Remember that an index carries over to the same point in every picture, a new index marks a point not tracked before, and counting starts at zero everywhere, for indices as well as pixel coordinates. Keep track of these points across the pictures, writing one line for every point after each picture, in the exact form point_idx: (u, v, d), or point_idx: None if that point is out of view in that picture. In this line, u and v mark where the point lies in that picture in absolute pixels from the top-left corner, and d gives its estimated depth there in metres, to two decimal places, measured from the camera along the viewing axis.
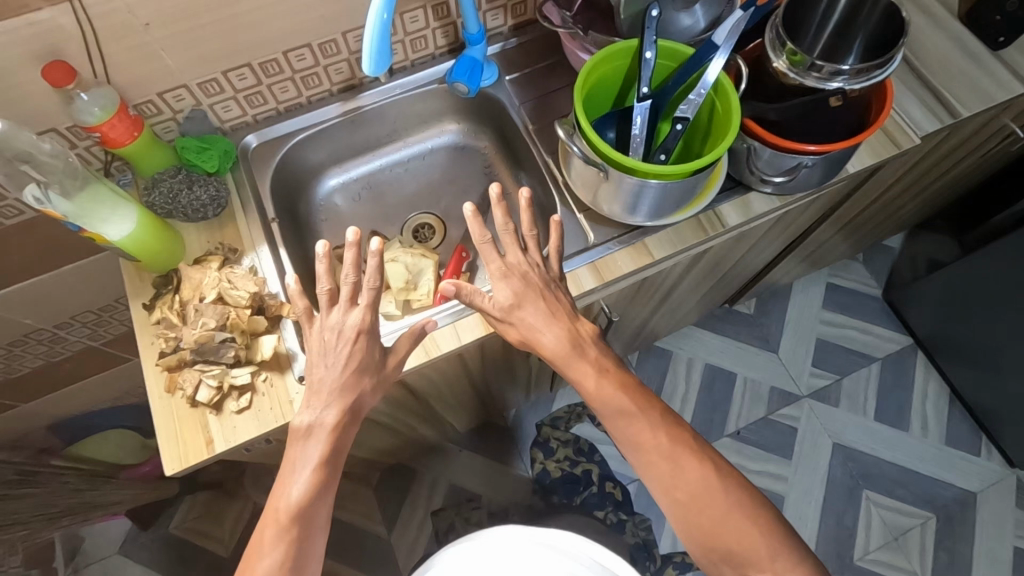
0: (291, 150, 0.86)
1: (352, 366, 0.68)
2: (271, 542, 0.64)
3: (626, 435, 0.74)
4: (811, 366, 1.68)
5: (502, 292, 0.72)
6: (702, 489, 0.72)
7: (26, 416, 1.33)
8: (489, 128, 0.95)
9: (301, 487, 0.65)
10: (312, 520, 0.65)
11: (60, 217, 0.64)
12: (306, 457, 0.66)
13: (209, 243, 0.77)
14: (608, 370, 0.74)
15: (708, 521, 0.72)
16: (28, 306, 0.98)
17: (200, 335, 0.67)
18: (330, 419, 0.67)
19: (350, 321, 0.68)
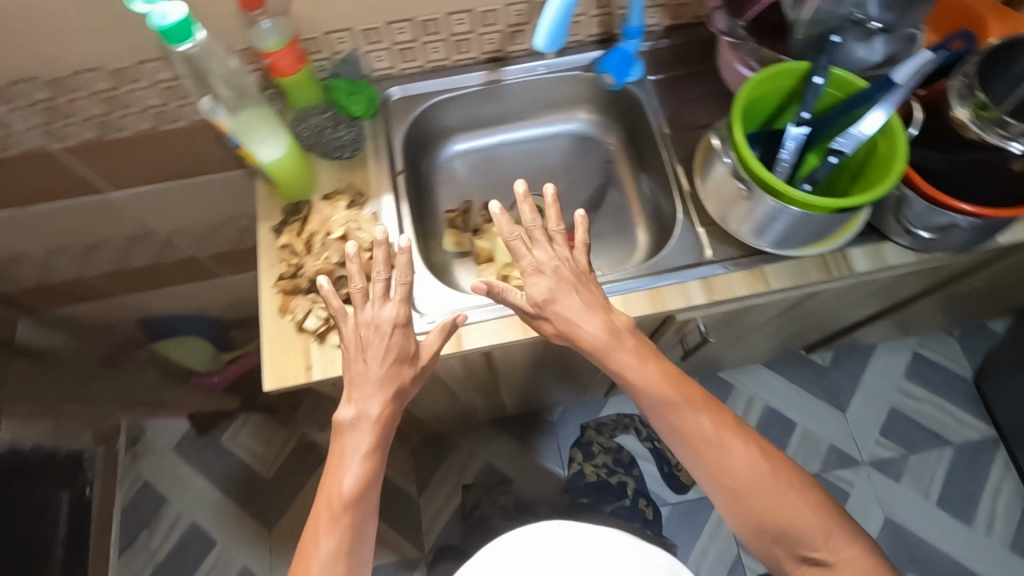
0: (427, 109, 0.88)
1: (390, 358, 0.68)
2: (326, 529, 0.65)
3: (678, 432, 0.72)
4: (878, 434, 1.60)
5: (541, 289, 0.71)
6: (759, 481, 0.71)
7: (124, 307, 1.43)
8: (619, 125, 0.94)
9: (353, 476, 0.65)
10: (366, 504, 0.66)
11: (225, 130, 0.68)
12: (356, 448, 0.66)
13: (339, 181, 0.80)
14: (658, 366, 0.72)
15: (767, 510, 0.71)
16: (156, 207, 1.05)
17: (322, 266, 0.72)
18: (374, 411, 0.67)
19: (385, 315, 0.68)
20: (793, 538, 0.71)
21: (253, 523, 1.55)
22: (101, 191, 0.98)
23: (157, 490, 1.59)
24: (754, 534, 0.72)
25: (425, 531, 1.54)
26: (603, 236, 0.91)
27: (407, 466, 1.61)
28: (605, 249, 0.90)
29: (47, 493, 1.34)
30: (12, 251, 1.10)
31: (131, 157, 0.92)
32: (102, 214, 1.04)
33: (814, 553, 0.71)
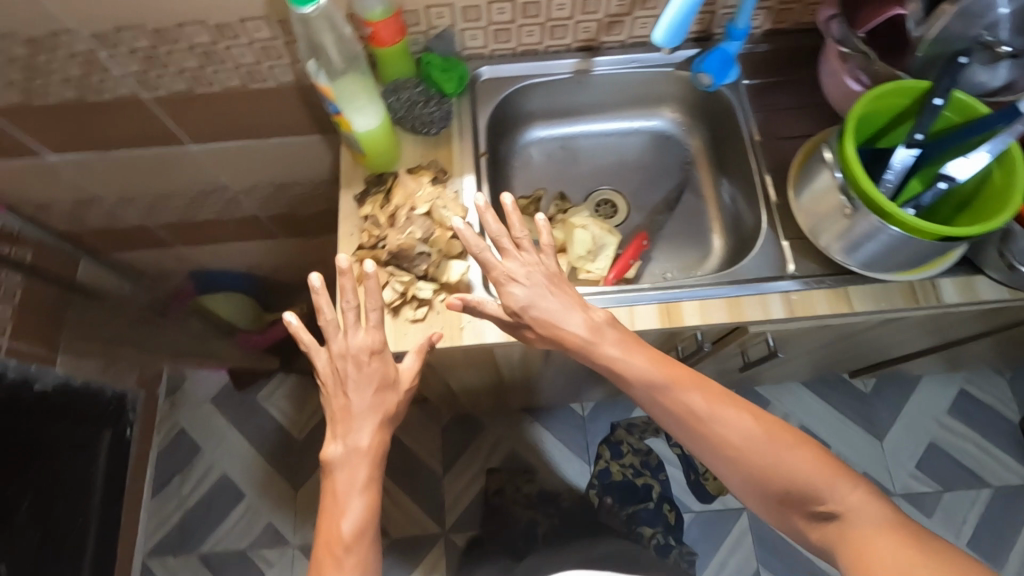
0: (512, 92, 0.87)
1: (374, 384, 0.70)
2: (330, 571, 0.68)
3: (669, 413, 0.71)
4: (913, 467, 1.56)
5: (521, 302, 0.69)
6: (754, 448, 0.70)
7: (179, 259, 1.46)
8: (705, 125, 0.92)
9: (352, 517, 0.69)
10: (367, 539, 0.69)
11: (326, 94, 0.68)
12: (350, 488, 0.69)
13: (423, 157, 0.80)
14: (649, 356, 0.71)
15: (766, 470, 0.69)
16: (229, 164, 1.07)
17: (405, 242, 0.70)
18: (364, 442, 0.70)
19: (360, 342, 0.69)
20: (802, 499, 0.68)
21: (281, 481, 1.59)
22: (181, 144, 1.00)
23: (192, 438, 1.64)
24: (762, 496, 0.71)
25: (447, 508, 1.56)
26: (677, 238, 0.90)
27: (435, 444, 1.62)
28: (677, 252, 0.89)
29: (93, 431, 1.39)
30: (86, 194, 1.13)
31: (215, 113, 0.94)
32: (177, 165, 1.06)
33: (828, 514, 0.68)
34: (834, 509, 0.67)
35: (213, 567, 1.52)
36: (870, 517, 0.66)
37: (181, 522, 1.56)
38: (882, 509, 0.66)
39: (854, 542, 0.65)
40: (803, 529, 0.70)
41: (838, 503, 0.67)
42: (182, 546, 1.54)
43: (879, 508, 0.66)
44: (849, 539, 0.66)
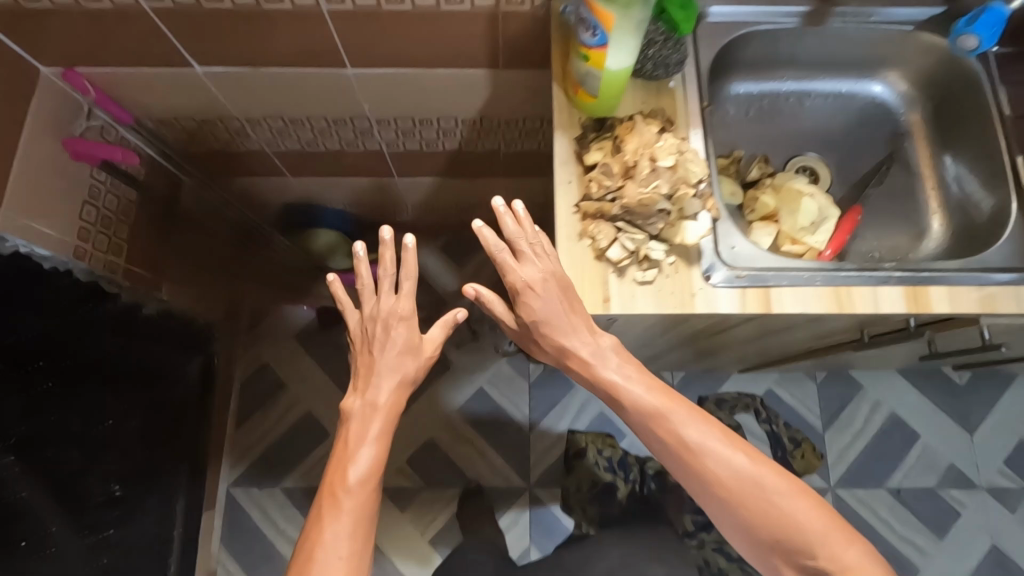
0: (743, 38, 0.83)
1: (400, 347, 0.86)
2: (331, 509, 0.79)
3: (660, 443, 0.70)
4: (1002, 463, 1.55)
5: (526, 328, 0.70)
6: (753, 481, 0.67)
7: (282, 188, 1.39)
8: (929, 99, 0.92)
9: (361, 463, 0.80)
10: (370, 487, 0.81)
11: (600, 22, 0.59)
12: (363, 437, 0.82)
13: (646, 105, 0.73)
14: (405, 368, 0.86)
15: (754, 492, 0.67)
16: (380, 92, 0.99)
17: (647, 196, 0.64)
18: (382, 399, 0.85)
19: (390, 306, 0.86)
20: (794, 539, 0.65)
21: None
22: (340, 66, 0.93)
23: (276, 374, 1.62)
24: (745, 530, 0.68)
25: (533, 463, 1.55)
26: (882, 214, 0.90)
27: (523, 399, 1.60)
28: (888, 232, 0.89)
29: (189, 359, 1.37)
30: (217, 111, 1.06)
31: (389, 35, 0.86)
32: (325, 88, 0.98)
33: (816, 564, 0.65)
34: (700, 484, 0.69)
35: (298, 502, 1.53)
36: (743, 487, 0.67)
37: (265, 455, 1.56)
38: (755, 475, 0.68)
39: (718, 488, 0.68)
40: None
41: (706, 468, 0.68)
42: (267, 478, 1.55)
43: (755, 474, 0.68)
44: (779, 544, 0.66)
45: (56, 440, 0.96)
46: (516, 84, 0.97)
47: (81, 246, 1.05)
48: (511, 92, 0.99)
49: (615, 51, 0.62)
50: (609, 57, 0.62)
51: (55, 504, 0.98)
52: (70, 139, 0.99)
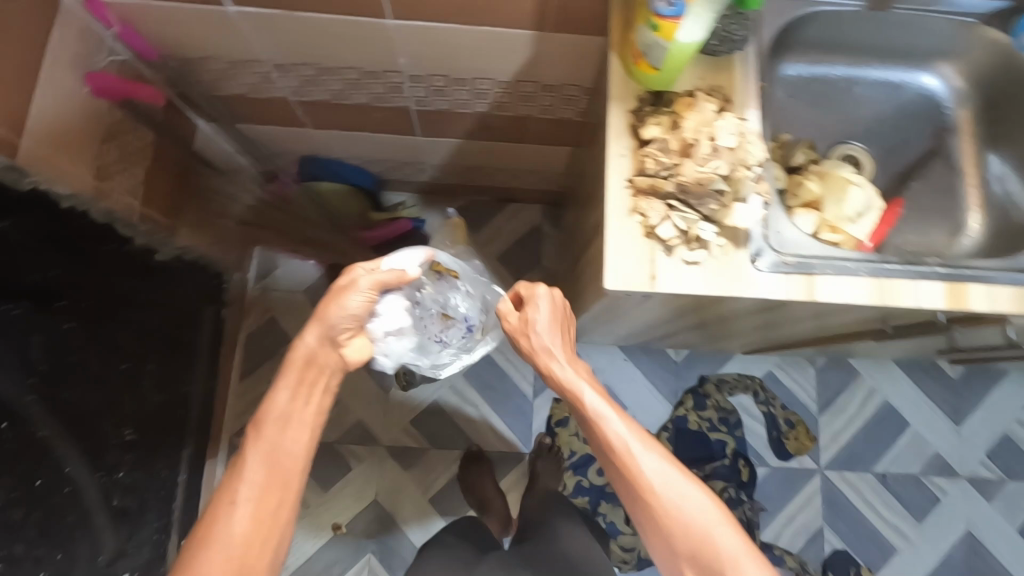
0: (801, 19, 0.76)
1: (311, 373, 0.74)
2: (220, 514, 0.65)
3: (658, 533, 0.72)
4: (982, 455, 1.61)
5: (343, 317, 0.76)
6: (682, 499, 0.70)
7: (304, 141, 1.35)
8: (981, 97, 0.83)
9: (240, 515, 0.65)
10: (240, 515, 0.65)
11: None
12: (253, 466, 0.67)
13: (702, 80, 0.71)
14: (298, 394, 0.73)
15: (685, 524, 0.69)
16: (422, 46, 0.97)
17: (705, 176, 0.64)
18: (297, 419, 0.71)
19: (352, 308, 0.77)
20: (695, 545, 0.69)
21: (371, 383, 1.58)
22: (381, 14, 0.90)
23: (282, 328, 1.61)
24: (691, 564, 0.69)
25: (535, 431, 1.57)
26: (924, 209, 0.84)
27: (529, 368, 1.61)
28: (922, 227, 0.83)
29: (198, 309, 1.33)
30: (246, 55, 1.02)
31: None
32: (364, 35, 0.95)
33: None
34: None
35: None
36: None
37: None
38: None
39: (672, 535, 0.70)
40: None
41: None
42: None
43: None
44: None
45: (76, 382, 0.96)
46: (562, 47, 0.94)
47: (100, 186, 1.02)
48: (555, 58, 0.97)
49: (695, 21, 0.60)
50: (684, 30, 0.61)
51: (73, 443, 0.98)
52: (92, 74, 0.96)
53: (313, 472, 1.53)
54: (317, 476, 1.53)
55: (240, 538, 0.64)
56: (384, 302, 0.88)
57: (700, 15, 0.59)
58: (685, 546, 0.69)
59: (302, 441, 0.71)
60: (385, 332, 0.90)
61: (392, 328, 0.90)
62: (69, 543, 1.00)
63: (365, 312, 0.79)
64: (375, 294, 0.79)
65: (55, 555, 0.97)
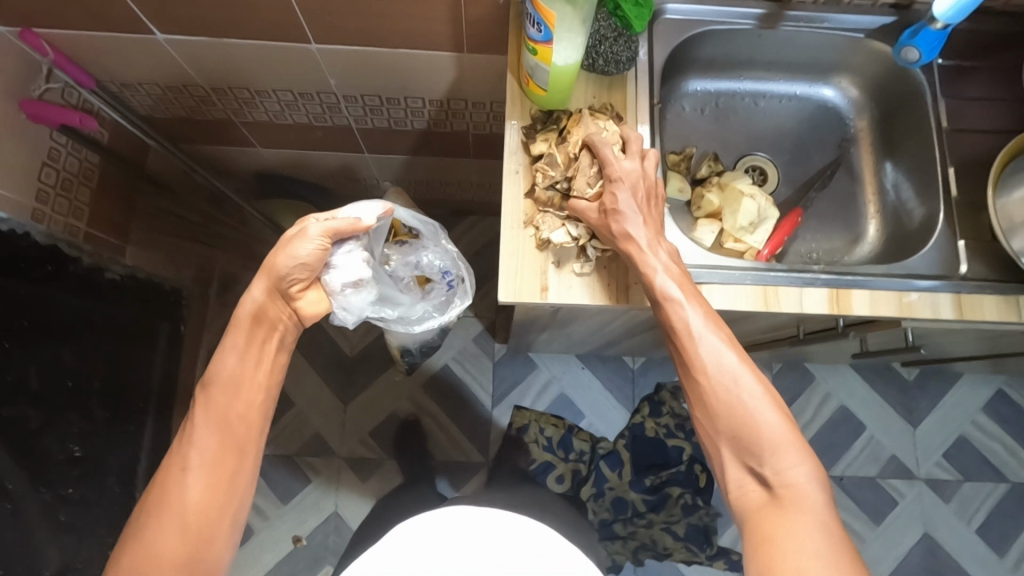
0: (695, 36, 0.81)
1: (255, 334, 0.73)
2: (176, 477, 0.67)
3: (724, 424, 0.65)
4: (939, 457, 1.60)
5: (293, 268, 0.72)
6: (734, 388, 0.65)
7: (255, 159, 1.39)
8: (877, 107, 0.89)
9: (194, 479, 0.67)
10: (192, 479, 0.67)
11: (551, 20, 0.61)
12: (201, 436, 0.69)
13: (594, 99, 0.75)
14: (248, 355, 0.73)
15: (731, 406, 0.64)
16: (349, 69, 1.00)
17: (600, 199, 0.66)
18: (247, 381, 0.72)
19: (301, 257, 0.72)
20: (754, 437, 0.64)
21: (331, 395, 1.61)
22: (304, 40, 0.94)
23: None
24: (730, 451, 0.65)
25: (493, 441, 1.58)
26: (825, 217, 0.89)
27: (487, 377, 1.63)
28: (825, 232, 0.88)
29: (152, 324, 1.29)
30: (181, 79, 1.07)
31: (353, 13, 0.86)
32: (291, 59, 0.99)
33: (765, 475, 0.64)
34: (769, 475, 0.63)
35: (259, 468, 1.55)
36: (810, 493, 0.61)
37: None
38: (824, 495, 0.62)
39: (724, 405, 0.65)
40: (750, 485, 0.65)
41: (774, 470, 0.63)
42: None
43: (818, 491, 0.62)
44: (776, 511, 0.62)
45: (17, 399, 0.98)
46: (482, 67, 0.98)
47: (38, 209, 1.06)
48: (478, 77, 1.00)
49: (567, 45, 0.64)
50: (558, 53, 0.64)
51: (14, 459, 1.00)
52: (26, 101, 0.99)
53: (272, 484, 1.55)
54: (277, 488, 1.54)
55: (191, 503, 0.66)
56: (338, 254, 0.77)
57: (566, 39, 0.64)
58: (730, 421, 0.64)
59: (254, 403, 0.71)
60: (342, 285, 0.77)
61: (350, 280, 0.77)
62: (11, 559, 1.01)
63: (318, 262, 0.74)
64: (330, 243, 0.74)
65: None
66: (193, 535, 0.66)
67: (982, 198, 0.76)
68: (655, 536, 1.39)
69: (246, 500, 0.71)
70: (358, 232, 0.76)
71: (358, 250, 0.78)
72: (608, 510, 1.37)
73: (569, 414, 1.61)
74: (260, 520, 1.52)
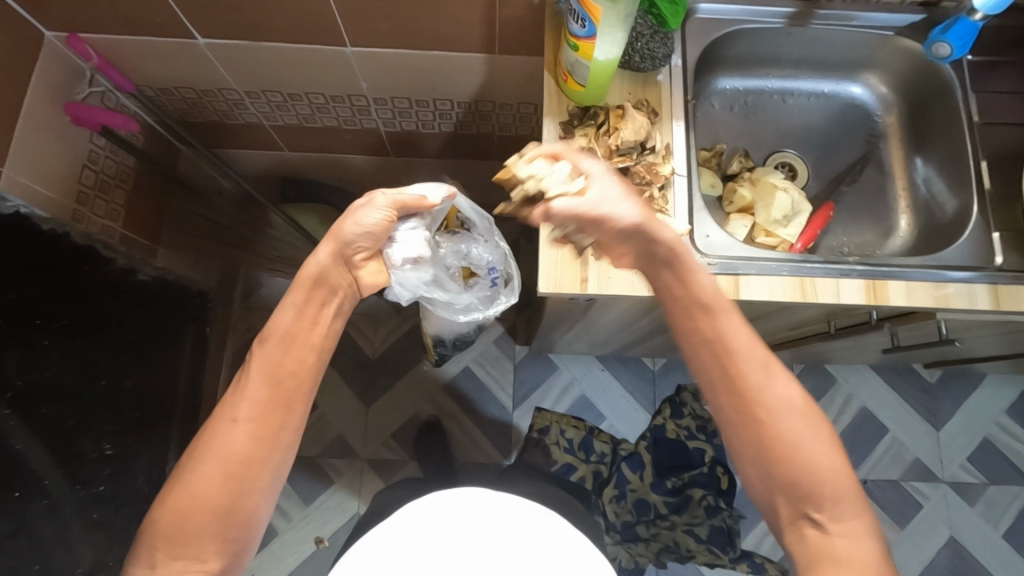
0: (726, 35, 0.83)
1: (309, 300, 0.74)
2: (225, 425, 0.68)
3: (779, 465, 0.63)
4: (964, 459, 1.59)
5: (358, 235, 0.75)
6: (794, 427, 0.63)
7: (282, 162, 1.42)
8: (905, 103, 0.90)
9: (240, 430, 0.68)
10: (237, 432, 0.67)
11: (596, 18, 0.64)
12: (250, 386, 0.69)
13: (629, 96, 0.77)
14: (304, 314, 0.73)
15: (789, 444, 0.63)
16: (381, 72, 1.02)
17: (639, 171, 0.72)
18: (303, 337, 0.72)
19: (368, 222, 0.75)
20: (812, 479, 0.61)
21: (353, 396, 1.62)
22: (340, 43, 0.96)
23: None
24: (783, 495, 0.64)
25: (515, 442, 1.59)
26: (855, 212, 0.90)
27: (508, 379, 1.63)
28: (855, 226, 0.89)
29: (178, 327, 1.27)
30: (217, 84, 1.10)
31: (389, 16, 0.89)
32: (325, 62, 1.01)
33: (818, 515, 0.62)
34: (825, 521, 0.61)
35: None
36: (865, 550, 0.59)
37: None
38: (879, 552, 0.60)
39: (778, 444, 0.63)
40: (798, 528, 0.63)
41: (830, 515, 0.61)
42: None
43: (871, 545, 0.60)
44: (829, 561, 0.60)
45: (53, 396, 1.00)
46: (512, 68, 0.99)
47: (78, 209, 1.09)
48: (507, 78, 1.02)
49: (608, 40, 0.66)
50: (599, 48, 0.66)
51: (51, 458, 1.01)
52: (71, 104, 1.03)
53: (294, 484, 1.56)
54: (300, 489, 1.55)
55: (236, 451, 0.67)
56: (402, 229, 0.81)
57: (608, 36, 0.66)
58: (784, 461, 0.62)
59: (306, 362, 0.72)
60: (402, 260, 0.81)
61: (411, 256, 0.81)
62: (45, 556, 1.03)
63: (382, 232, 0.77)
64: (395, 214, 0.78)
65: (32, 565, 1.00)
66: (234, 484, 0.66)
67: (1015, 190, 0.77)
68: (677, 539, 1.37)
69: (286, 463, 0.71)
70: (421, 208, 0.80)
71: (420, 229, 0.82)
72: (630, 512, 1.36)
73: (591, 416, 1.61)
74: (283, 521, 1.53)
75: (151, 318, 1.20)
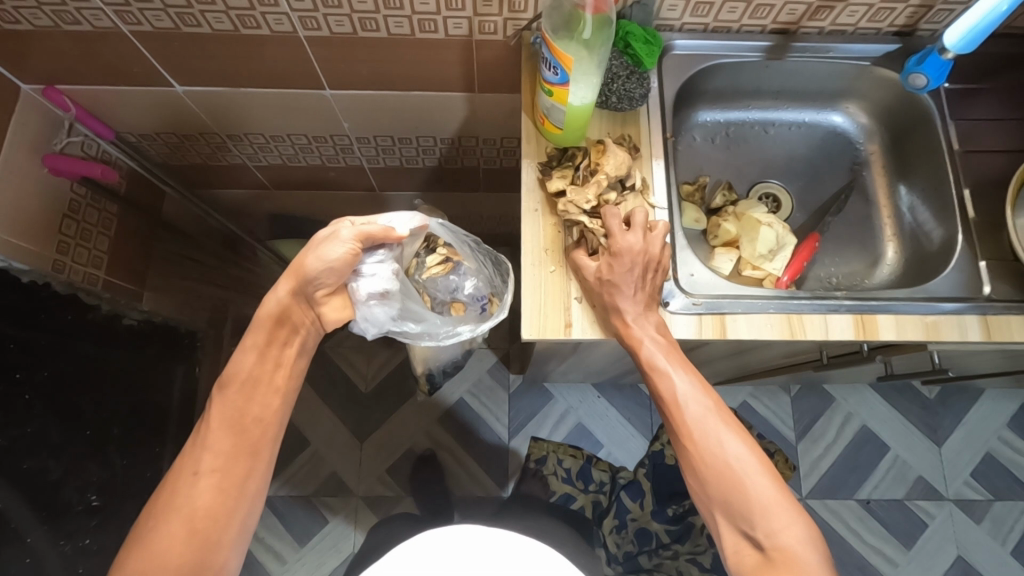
0: (703, 70, 0.83)
1: (262, 346, 0.73)
2: (188, 478, 0.67)
3: (712, 488, 0.66)
4: (968, 476, 1.57)
5: (321, 270, 0.71)
6: (724, 451, 0.66)
7: (269, 201, 1.41)
8: (887, 131, 0.90)
9: (201, 484, 0.67)
10: (197, 485, 0.67)
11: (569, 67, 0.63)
12: (208, 439, 0.69)
13: (608, 134, 0.76)
14: (267, 356, 0.73)
15: (723, 468, 0.66)
16: (361, 113, 1.02)
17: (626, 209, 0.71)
18: (266, 381, 0.73)
19: (333, 255, 0.71)
20: (740, 501, 0.65)
21: (346, 432, 1.60)
22: (319, 87, 0.96)
23: None
24: (724, 517, 0.67)
25: (512, 475, 1.56)
26: (841, 241, 0.90)
27: (502, 409, 1.61)
28: (843, 255, 0.89)
29: (166, 367, 1.26)
30: (197, 127, 1.10)
31: (368, 60, 0.88)
32: (306, 105, 1.01)
33: (753, 533, 0.64)
34: (761, 537, 0.64)
35: (275, 508, 1.53)
36: (806, 559, 0.62)
37: None
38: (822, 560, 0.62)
39: (712, 475, 0.66)
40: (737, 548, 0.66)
41: (767, 532, 0.63)
42: None
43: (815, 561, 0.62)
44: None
45: (37, 451, 0.97)
46: (492, 105, 0.99)
47: (59, 258, 1.08)
48: (489, 115, 1.02)
49: (584, 86, 0.66)
50: (575, 93, 0.66)
51: (33, 514, 0.97)
52: (49, 156, 1.02)
53: (289, 524, 1.52)
54: (294, 530, 1.52)
55: (200, 506, 0.66)
56: (369, 262, 0.76)
57: (581, 83, 0.66)
58: (718, 487, 0.66)
59: (270, 407, 0.72)
60: (368, 295, 0.76)
61: (376, 291, 0.76)
62: None
63: (347, 266, 0.73)
64: (360, 247, 0.73)
65: None
66: (200, 539, 0.66)
67: (1000, 217, 0.76)
68: (680, 568, 1.24)
69: (257, 509, 0.71)
70: (389, 239, 0.75)
71: (389, 261, 0.77)
72: (632, 542, 1.29)
73: (588, 444, 1.59)
74: (279, 564, 1.49)
75: (136, 363, 1.18)
